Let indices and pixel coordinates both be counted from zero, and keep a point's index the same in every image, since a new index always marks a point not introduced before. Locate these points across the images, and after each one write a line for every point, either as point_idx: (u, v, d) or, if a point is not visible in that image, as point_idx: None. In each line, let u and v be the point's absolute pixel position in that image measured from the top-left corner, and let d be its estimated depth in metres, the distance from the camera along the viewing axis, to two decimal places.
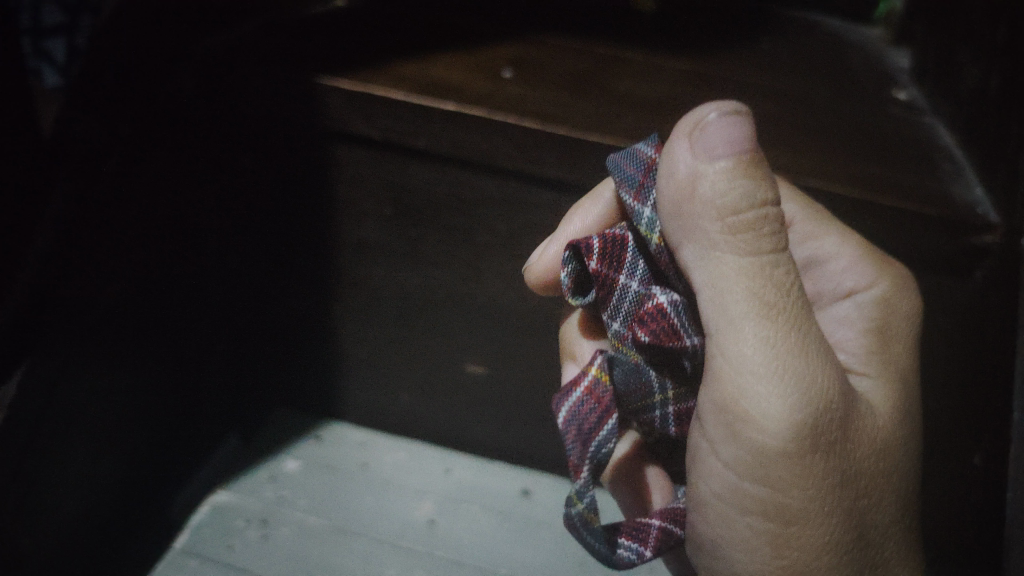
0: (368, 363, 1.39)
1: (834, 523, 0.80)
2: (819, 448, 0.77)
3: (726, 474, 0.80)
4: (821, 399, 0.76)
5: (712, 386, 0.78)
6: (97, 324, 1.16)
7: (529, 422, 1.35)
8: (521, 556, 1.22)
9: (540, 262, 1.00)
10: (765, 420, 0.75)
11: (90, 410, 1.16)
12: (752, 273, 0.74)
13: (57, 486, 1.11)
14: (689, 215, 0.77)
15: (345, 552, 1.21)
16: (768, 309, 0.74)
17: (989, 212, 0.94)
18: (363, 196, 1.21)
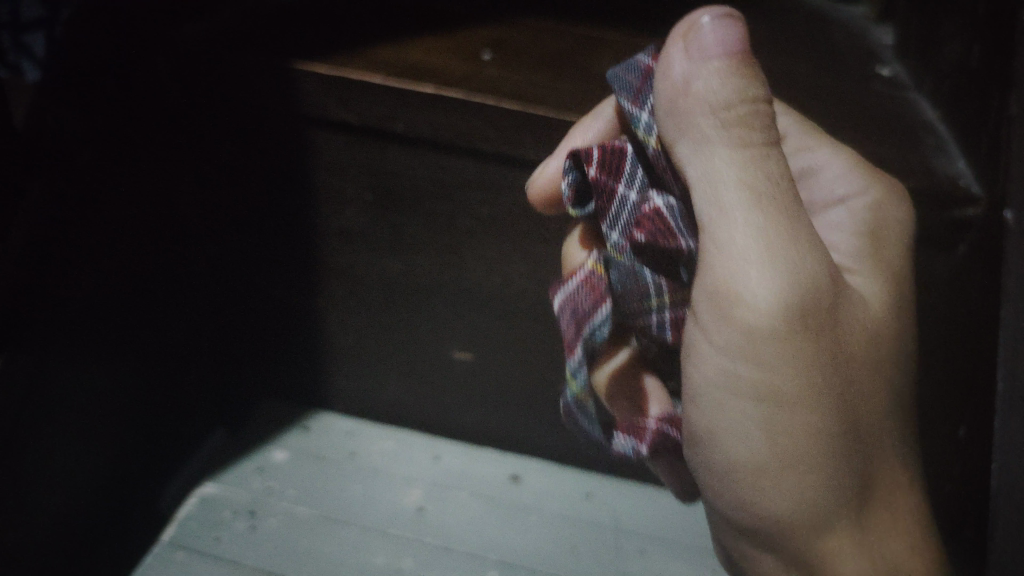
0: (355, 352, 1.39)
1: (835, 420, 0.74)
2: (812, 330, 0.72)
3: (719, 360, 0.76)
4: (813, 281, 0.72)
5: (705, 270, 0.75)
6: (78, 325, 1.11)
7: (519, 407, 1.36)
8: (509, 541, 1.22)
9: (541, 176, 0.95)
10: (754, 300, 0.71)
11: (77, 412, 1.15)
12: (745, 162, 0.72)
13: (43, 490, 1.11)
14: (683, 112, 0.74)
15: (334, 539, 1.21)
16: (759, 195, 0.72)
17: (972, 184, 0.91)
18: (343, 183, 1.17)
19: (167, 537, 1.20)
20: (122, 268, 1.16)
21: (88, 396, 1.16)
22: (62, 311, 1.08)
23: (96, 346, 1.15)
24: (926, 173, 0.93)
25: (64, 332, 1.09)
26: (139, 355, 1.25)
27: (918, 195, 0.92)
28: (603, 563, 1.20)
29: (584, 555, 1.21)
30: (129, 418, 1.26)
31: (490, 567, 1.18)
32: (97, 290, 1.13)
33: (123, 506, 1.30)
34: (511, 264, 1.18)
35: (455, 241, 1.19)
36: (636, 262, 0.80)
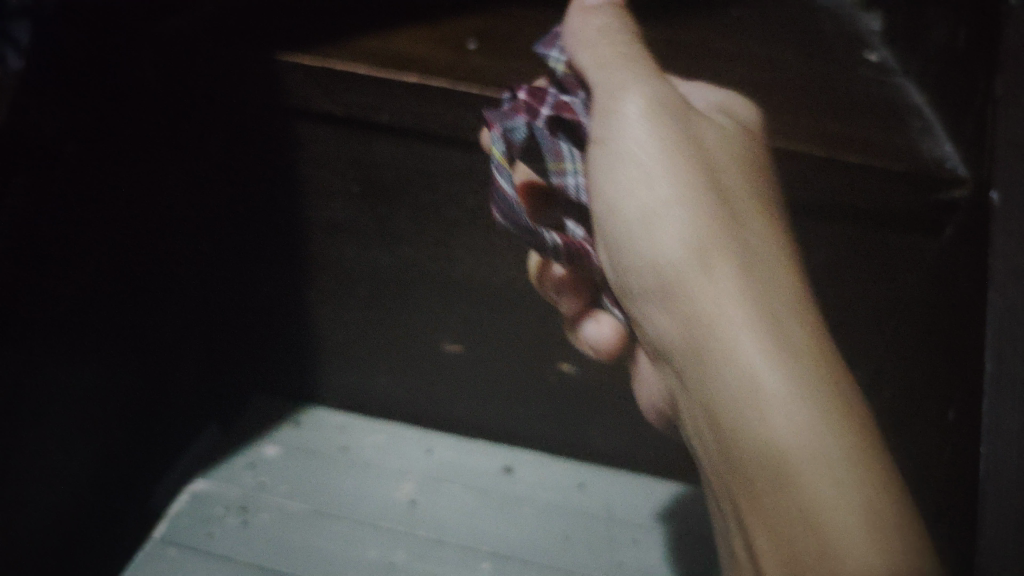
0: (346, 347, 1.39)
1: (742, 289, 0.82)
2: (704, 203, 0.89)
3: (638, 220, 0.93)
4: (691, 159, 0.92)
5: (612, 165, 0.96)
6: (74, 325, 1.11)
7: (511, 398, 1.36)
8: (502, 532, 1.22)
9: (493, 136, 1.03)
10: (649, 183, 0.91)
11: (66, 414, 1.14)
12: (641, 88, 0.94)
13: (31, 491, 1.10)
14: (590, 66, 0.97)
15: (325, 533, 1.21)
16: (651, 106, 0.94)
17: (957, 167, 0.92)
18: (330, 176, 1.17)
19: (159, 534, 1.19)
20: (114, 266, 1.16)
21: (82, 396, 1.15)
22: (60, 314, 1.07)
23: (90, 346, 1.15)
24: (911, 156, 0.93)
25: (64, 334, 1.09)
26: (131, 352, 1.25)
27: (905, 180, 0.92)
28: (596, 552, 1.20)
29: (576, 545, 1.21)
30: (122, 415, 1.26)
31: (483, 558, 1.18)
32: (90, 287, 1.12)
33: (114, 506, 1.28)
34: (500, 255, 1.18)
35: (443, 232, 1.18)
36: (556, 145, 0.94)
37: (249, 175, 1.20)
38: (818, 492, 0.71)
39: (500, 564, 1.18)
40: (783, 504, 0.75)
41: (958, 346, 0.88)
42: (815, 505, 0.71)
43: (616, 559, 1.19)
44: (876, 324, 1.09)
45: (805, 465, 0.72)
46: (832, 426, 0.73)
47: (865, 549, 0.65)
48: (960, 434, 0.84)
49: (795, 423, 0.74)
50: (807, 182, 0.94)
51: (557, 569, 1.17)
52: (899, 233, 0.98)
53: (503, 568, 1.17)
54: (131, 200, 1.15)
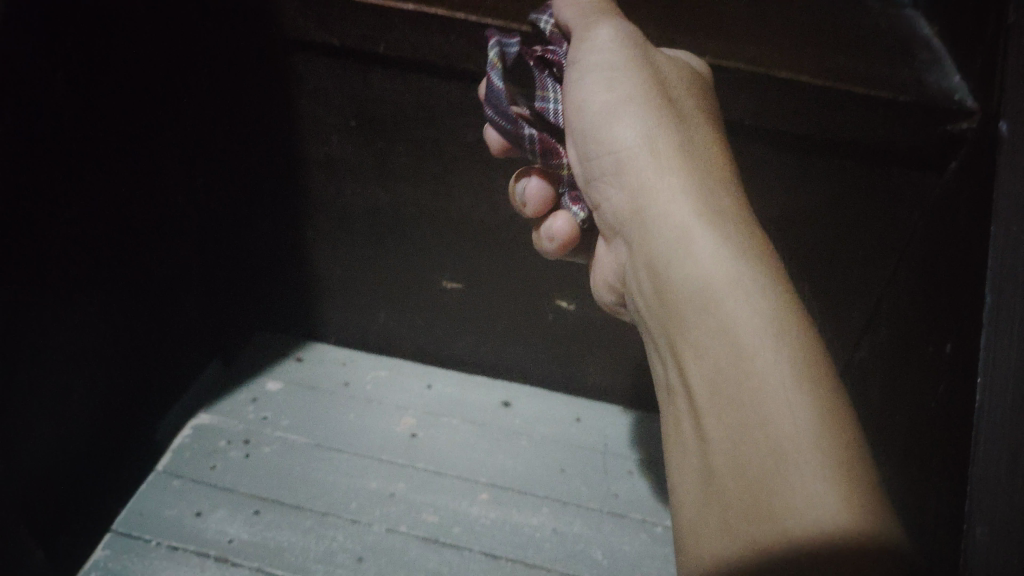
0: (345, 284, 1.39)
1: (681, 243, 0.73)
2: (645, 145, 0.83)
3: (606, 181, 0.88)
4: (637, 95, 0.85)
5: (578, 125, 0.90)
6: (81, 257, 1.03)
7: (509, 334, 1.36)
8: (501, 465, 1.24)
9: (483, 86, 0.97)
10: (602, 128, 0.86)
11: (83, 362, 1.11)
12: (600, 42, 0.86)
13: (50, 439, 1.08)
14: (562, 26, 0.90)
15: (326, 465, 1.22)
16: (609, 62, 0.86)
17: (966, 97, 0.88)
18: (326, 110, 1.14)
19: (162, 468, 1.18)
20: (116, 210, 1.08)
21: (88, 338, 1.10)
22: (67, 242, 0.99)
23: (95, 280, 1.08)
24: (914, 86, 0.90)
25: (70, 267, 1.02)
26: (135, 286, 1.18)
27: (912, 109, 0.89)
28: (591, 485, 1.22)
29: (572, 477, 1.23)
30: (129, 355, 1.21)
31: (482, 489, 1.19)
32: (93, 213, 1.03)
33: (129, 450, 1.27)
34: (498, 191, 1.17)
35: (441, 168, 1.17)
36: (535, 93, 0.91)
37: (246, 107, 1.16)
38: (770, 404, 0.60)
39: (498, 494, 1.19)
40: (767, 509, 0.56)
41: (954, 280, 0.89)
42: (766, 421, 0.59)
43: (612, 491, 1.21)
44: (874, 261, 1.10)
45: (755, 357, 0.62)
46: (793, 330, 0.63)
47: (819, 480, 0.54)
48: (956, 367, 0.84)
49: (751, 308, 0.65)
50: (810, 121, 0.95)
51: (552, 500, 1.19)
52: (900, 169, 0.99)
53: (501, 498, 1.18)
54: (136, 132, 1.06)
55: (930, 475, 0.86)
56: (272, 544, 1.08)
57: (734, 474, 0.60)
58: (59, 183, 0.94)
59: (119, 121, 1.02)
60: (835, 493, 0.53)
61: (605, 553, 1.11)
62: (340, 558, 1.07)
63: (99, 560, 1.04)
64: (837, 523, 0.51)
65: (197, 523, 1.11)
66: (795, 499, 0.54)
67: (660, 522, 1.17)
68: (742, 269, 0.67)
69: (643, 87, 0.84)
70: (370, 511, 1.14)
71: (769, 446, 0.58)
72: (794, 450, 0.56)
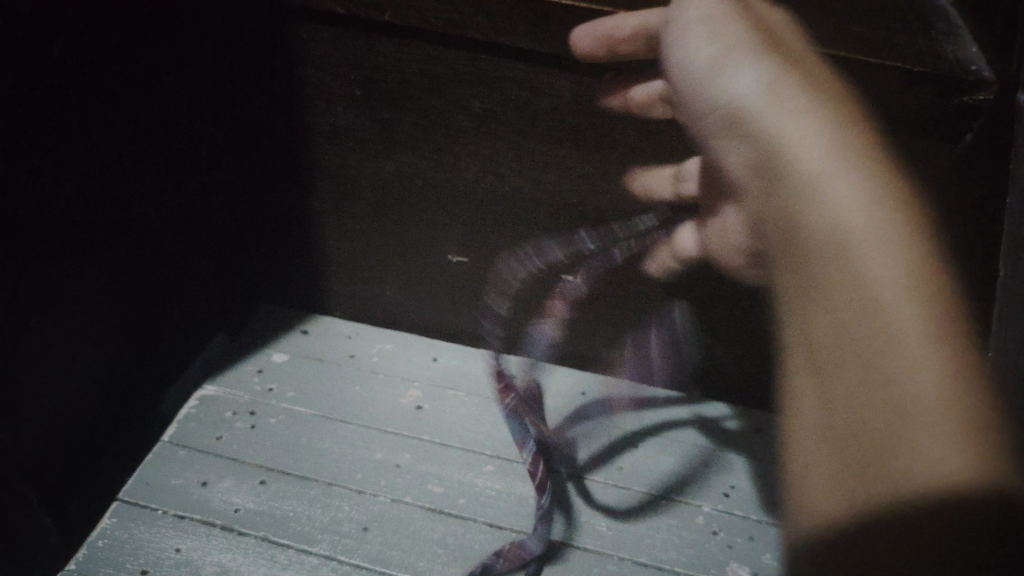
0: (352, 257, 1.38)
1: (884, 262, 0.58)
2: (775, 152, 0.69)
3: (737, 147, 0.76)
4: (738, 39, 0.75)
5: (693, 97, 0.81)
6: (84, 222, 1.03)
7: (513, 307, 1.36)
8: (505, 437, 1.24)
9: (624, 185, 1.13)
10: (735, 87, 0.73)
11: (92, 329, 1.11)
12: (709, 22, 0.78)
13: (56, 407, 1.08)
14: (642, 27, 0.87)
15: (331, 435, 1.22)
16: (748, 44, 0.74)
17: (983, 69, 0.90)
18: (332, 79, 1.13)
19: (168, 438, 1.18)
20: (114, 176, 1.07)
21: (96, 306, 1.10)
22: (68, 206, 0.99)
23: (98, 247, 1.07)
24: (935, 60, 0.90)
25: (73, 231, 1.01)
26: (136, 253, 1.17)
27: (928, 81, 0.90)
28: (596, 458, 1.21)
29: (576, 449, 1.23)
30: (134, 326, 1.21)
31: (486, 462, 1.19)
32: (92, 177, 1.02)
33: (135, 419, 1.27)
34: (504, 162, 1.16)
35: (447, 138, 1.16)
36: None
37: (254, 76, 1.16)
38: (914, 382, 0.53)
39: (504, 466, 1.19)
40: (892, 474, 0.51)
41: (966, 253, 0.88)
42: (907, 397, 0.53)
43: (617, 464, 1.21)
44: None
45: (893, 317, 0.56)
46: (929, 278, 0.56)
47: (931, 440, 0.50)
48: None
49: (887, 258, 0.58)
50: None
51: (557, 472, 1.18)
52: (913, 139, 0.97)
53: (507, 470, 1.18)
54: (131, 95, 1.06)
55: None
56: (277, 513, 1.08)
57: (846, 427, 0.54)
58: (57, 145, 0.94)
59: (113, 84, 1.02)
60: (950, 446, 0.50)
61: (608, 525, 1.11)
62: (346, 528, 1.07)
63: (104, 529, 1.03)
64: (943, 478, 0.49)
65: (203, 493, 1.10)
66: (914, 464, 0.50)
67: (664, 495, 1.17)
68: (878, 216, 0.60)
69: (744, 26, 0.75)
70: (376, 481, 1.14)
71: (889, 406, 0.53)
72: (920, 413, 0.52)
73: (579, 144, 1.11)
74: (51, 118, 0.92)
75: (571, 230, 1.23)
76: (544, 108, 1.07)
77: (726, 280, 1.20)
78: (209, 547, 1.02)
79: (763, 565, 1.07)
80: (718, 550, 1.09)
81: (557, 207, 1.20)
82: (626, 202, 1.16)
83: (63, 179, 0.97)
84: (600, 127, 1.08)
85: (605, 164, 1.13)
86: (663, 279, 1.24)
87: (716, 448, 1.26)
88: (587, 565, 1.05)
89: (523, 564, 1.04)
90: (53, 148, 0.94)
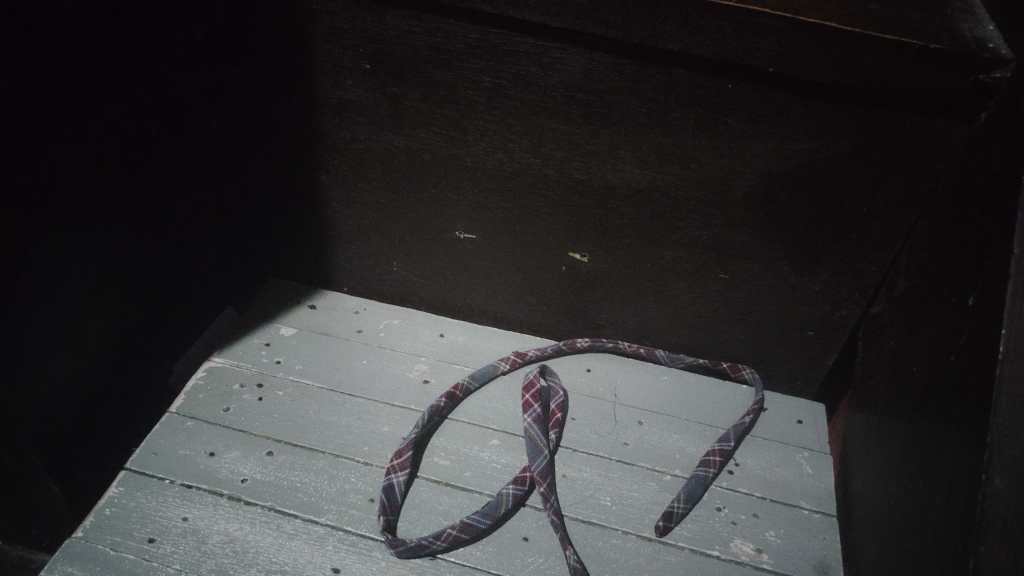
0: (358, 232, 1.38)
1: None
2: None
3: None
4: None
5: None
6: (95, 191, 1.03)
7: (520, 286, 1.36)
8: (511, 412, 1.24)
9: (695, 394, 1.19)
10: None
11: (108, 297, 1.12)
12: None
13: (76, 376, 1.09)
14: None
15: (338, 408, 1.22)
16: None
17: (1000, 47, 0.90)
18: (341, 51, 1.13)
19: (175, 409, 1.18)
20: (123, 147, 1.06)
21: (107, 275, 1.11)
22: (79, 174, 0.99)
23: (108, 217, 1.08)
24: (950, 38, 0.92)
25: (84, 200, 1.02)
26: (145, 224, 1.17)
27: (941, 58, 0.91)
28: (600, 434, 1.22)
29: (581, 426, 1.23)
30: (143, 297, 1.21)
31: (492, 436, 1.20)
32: (102, 145, 1.02)
33: (146, 393, 1.28)
34: (513, 138, 1.15)
35: (456, 113, 1.15)
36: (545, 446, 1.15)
37: (266, 48, 1.15)
38: None
39: (509, 441, 1.19)
40: None
41: (978, 233, 0.88)
42: None
43: (622, 440, 1.21)
44: (896, 214, 1.08)
45: None
46: None
47: None
48: (978, 319, 0.83)
49: None
50: (838, 69, 0.95)
51: (562, 447, 1.19)
52: (925, 118, 0.98)
53: (512, 444, 1.19)
54: (142, 63, 1.05)
55: (945, 426, 0.85)
56: (284, 484, 1.09)
57: None
58: (70, 111, 0.95)
59: (125, 52, 1.02)
60: None
61: (613, 499, 1.12)
62: (353, 499, 1.08)
63: (112, 497, 1.04)
64: None
65: (210, 463, 1.11)
66: None
67: (668, 471, 1.17)
68: None
69: None
70: (382, 454, 1.15)
71: None
72: None
73: (589, 120, 1.10)
74: (62, 81, 0.92)
75: (578, 207, 1.21)
76: (555, 83, 1.07)
77: (735, 259, 1.20)
78: (216, 516, 1.03)
79: (766, 541, 1.08)
80: (721, 525, 1.10)
81: (566, 184, 1.19)
82: (635, 180, 1.15)
83: (73, 144, 0.97)
84: (610, 103, 1.07)
85: (616, 139, 1.11)
86: (672, 259, 1.23)
87: (721, 426, 1.26)
88: (592, 538, 1.06)
89: (528, 536, 1.05)
90: (59, 112, 0.93)
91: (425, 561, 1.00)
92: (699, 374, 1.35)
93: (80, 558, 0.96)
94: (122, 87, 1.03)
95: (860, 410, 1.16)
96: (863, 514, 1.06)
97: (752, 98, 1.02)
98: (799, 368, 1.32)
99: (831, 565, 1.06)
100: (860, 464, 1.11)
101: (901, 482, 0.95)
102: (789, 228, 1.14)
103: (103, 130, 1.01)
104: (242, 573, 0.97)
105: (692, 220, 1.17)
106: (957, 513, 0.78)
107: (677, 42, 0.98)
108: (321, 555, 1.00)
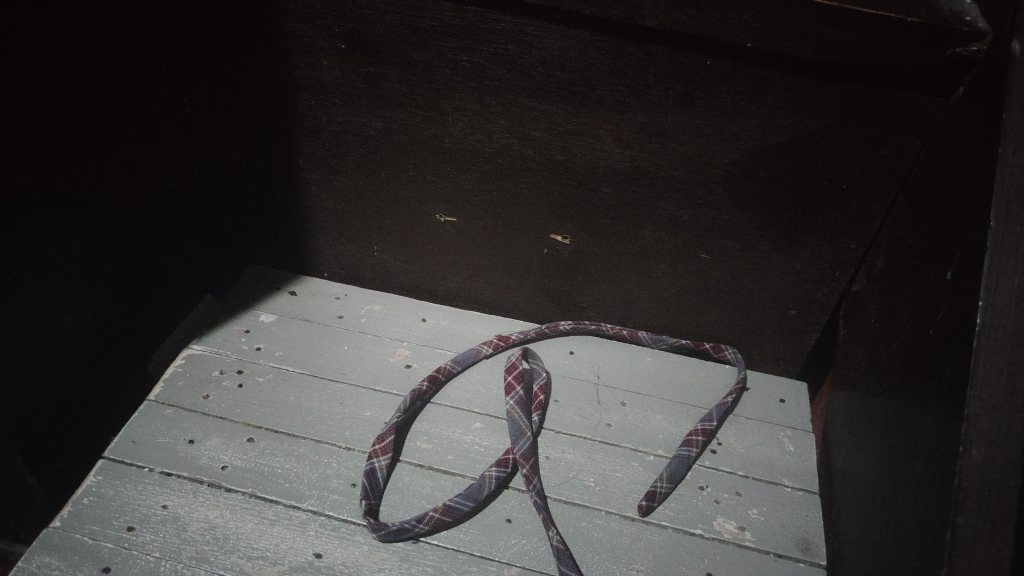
0: (337, 218, 1.36)
1: None
2: None
3: None
4: None
5: None
6: (67, 176, 1.01)
7: (503, 270, 1.35)
8: (493, 395, 1.24)
9: (651, 424, 1.22)
10: None
11: (86, 283, 1.11)
12: None
13: (54, 362, 1.07)
14: None
15: (319, 394, 1.21)
16: None
17: (977, 20, 0.90)
18: (315, 32, 1.11)
19: (153, 397, 1.17)
20: (95, 129, 1.05)
21: (82, 263, 1.09)
22: (50, 159, 0.97)
23: (82, 204, 1.06)
24: (927, 12, 0.92)
25: (57, 186, 1.00)
26: (120, 210, 1.15)
27: (920, 33, 0.91)
28: (583, 416, 1.22)
29: (565, 408, 1.23)
30: (121, 284, 1.19)
31: (475, 419, 1.20)
32: (73, 128, 1.00)
33: (126, 379, 1.26)
34: (491, 117, 1.14)
35: (434, 93, 1.14)
36: (525, 424, 1.15)
37: (240, 29, 1.14)
38: None
39: (492, 424, 1.19)
40: None
41: (956, 207, 0.88)
42: None
43: (604, 422, 1.21)
44: (875, 190, 1.08)
45: None
46: None
47: None
48: (956, 293, 0.83)
49: None
50: (817, 45, 0.95)
51: (545, 429, 1.18)
52: (903, 93, 0.98)
53: (495, 426, 1.19)
54: (108, 38, 1.03)
55: (925, 398, 0.86)
56: (264, 470, 1.08)
57: None
58: (38, 94, 0.93)
59: (91, 32, 1.00)
60: None
61: (596, 480, 1.12)
62: (334, 484, 1.07)
63: (90, 486, 1.03)
64: None
65: (190, 450, 1.10)
66: None
67: (652, 452, 1.17)
68: None
69: None
70: (364, 439, 1.14)
71: None
72: None
73: (568, 98, 1.09)
74: (26, 59, 0.90)
75: (560, 188, 1.20)
76: (533, 61, 1.06)
77: (717, 238, 1.19)
78: (195, 503, 1.02)
79: (749, 519, 1.09)
80: (704, 504, 1.10)
81: (547, 165, 1.17)
82: (615, 159, 1.14)
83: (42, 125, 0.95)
84: (588, 80, 1.06)
85: (596, 117, 1.10)
86: (653, 239, 1.22)
87: (704, 406, 1.26)
88: (576, 519, 1.06)
89: (511, 518, 1.05)
90: (28, 92, 0.91)
91: (407, 545, 1.00)
92: (683, 355, 1.35)
93: (58, 547, 0.95)
94: (92, 69, 1.02)
95: (842, 387, 1.17)
96: (845, 490, 1.06)
97: (731, 76, 1.01)
98: (782, 348, 1.32)
99: (813, 542, 1.07)
100: (842, 441, 1.12)
101: (882, 460, 0.95)
102: (769, 206, 1.13)
103: (73, 111, 1.00)
104: (223, 559, 0.96)
105: (675, 199, 1.16)
106: (935, 486, 0.79)
107: (656, 18, 0.97)
108: (303, 541, 0.99)
